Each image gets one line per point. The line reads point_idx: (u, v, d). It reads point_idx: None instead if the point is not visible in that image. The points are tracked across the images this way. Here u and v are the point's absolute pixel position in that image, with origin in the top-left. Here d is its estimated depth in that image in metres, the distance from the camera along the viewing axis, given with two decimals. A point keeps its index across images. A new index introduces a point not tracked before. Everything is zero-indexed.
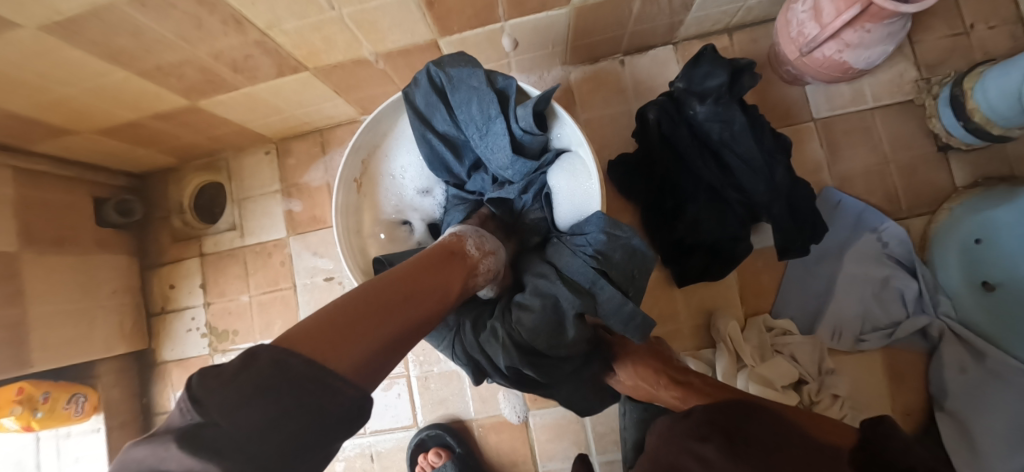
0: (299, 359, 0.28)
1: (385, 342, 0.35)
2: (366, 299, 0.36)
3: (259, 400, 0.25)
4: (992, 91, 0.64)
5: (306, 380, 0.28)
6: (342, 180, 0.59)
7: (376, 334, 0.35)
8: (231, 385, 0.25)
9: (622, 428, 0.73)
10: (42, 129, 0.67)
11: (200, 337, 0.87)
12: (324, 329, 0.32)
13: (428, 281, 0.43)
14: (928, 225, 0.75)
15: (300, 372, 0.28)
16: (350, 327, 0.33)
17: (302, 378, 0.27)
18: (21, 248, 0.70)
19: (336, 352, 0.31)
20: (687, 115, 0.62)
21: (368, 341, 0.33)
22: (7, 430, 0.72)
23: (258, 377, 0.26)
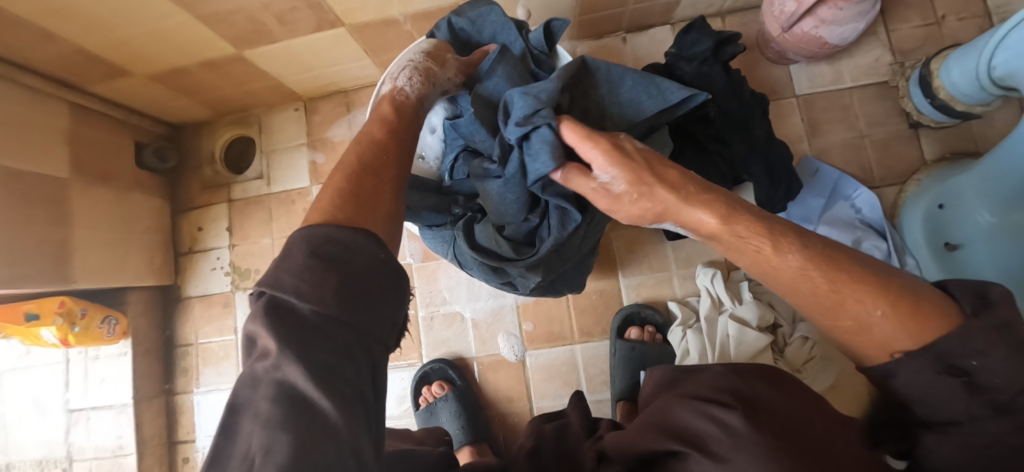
0: (332, 242, 0.34)
1: (372, 195, 0.41)
2: (343, 165, 0.43)
3: (327, 290, 0.31)
4: (955, 70, 0.72)
5: (343, 261, 0.34)
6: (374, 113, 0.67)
7: (358, 182, 0.41)
8: (298, 277, 0.32)
9: (612, 368, 0.79)
10: (101, 69, 0.75)
11: (223, 276, 0.94)
12: (322, 213, 0.38)
13: (397, 132, 0.49)
14: (899, 193, 0.81)
15: (335, 256, 0.34)
16: (342, 199, 0.39)
17: (344, 263, 0.33)
18: (71, 176, 0.78)
19: (342, 220, 0.37)
20: (675, 75, 0.69)
21: (358, 203, 0.39)
22: (46, 342, 0.78)
23: (311, 268, 0.32)
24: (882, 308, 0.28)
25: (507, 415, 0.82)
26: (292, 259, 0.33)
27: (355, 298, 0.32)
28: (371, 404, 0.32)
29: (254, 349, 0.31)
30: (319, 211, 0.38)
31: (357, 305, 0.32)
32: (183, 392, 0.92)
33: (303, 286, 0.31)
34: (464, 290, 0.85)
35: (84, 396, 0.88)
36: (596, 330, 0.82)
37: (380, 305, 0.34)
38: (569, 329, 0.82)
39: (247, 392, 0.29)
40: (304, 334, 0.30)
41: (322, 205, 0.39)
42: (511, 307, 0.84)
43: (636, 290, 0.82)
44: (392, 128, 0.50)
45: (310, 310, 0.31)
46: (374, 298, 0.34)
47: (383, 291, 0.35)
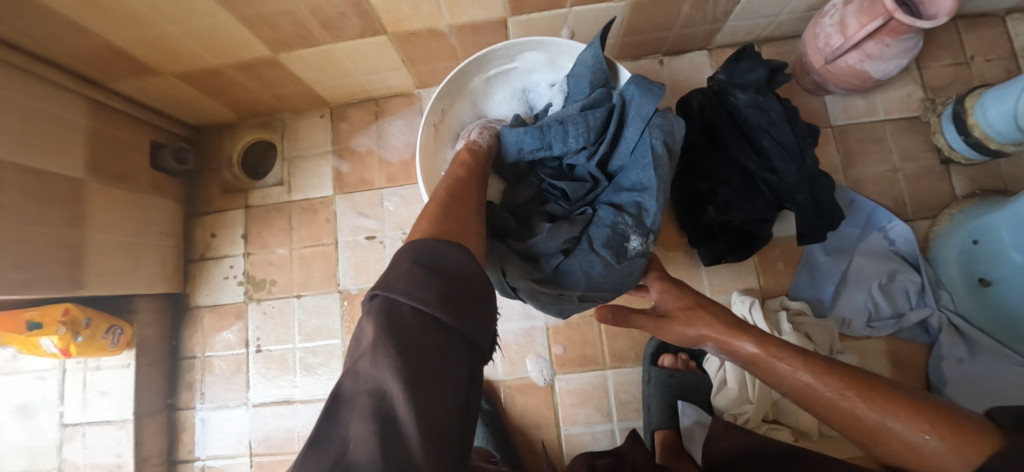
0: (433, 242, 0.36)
1: (464, 216, 0.45)
2: (431, 197, 0.48)
3: (432, 293, 0.32)
4: (990, 110, 0.73)
5: (450, 270, 0.34)
6: (426, 122, 0.64)
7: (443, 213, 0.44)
8: (406, 282, 0.32)
9: (648, 398, 0.76)
10: (129, 65, 0.72)
11: (237, 285, 0.89)
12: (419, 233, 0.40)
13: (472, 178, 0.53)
14: (932, 227, 0.82)
15: (438, 264, 0.34)
16: (432, 221, 0.41)
17: (450, 272, 0.34)
18: (88, 177, 0.73)
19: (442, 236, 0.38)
20: (728, 103, 0.69)
21: (459, 222, 0.42)
22: (46, 352, 0.73)
23: (419, 273, 0.33)
24: (924, 428, 0.35)
25: (535, 441, 0.79)
26: (400, 265, 0.33)
27: (462, 309, 0.33)
28: (471, 416, 0.32)
29: (356, 349, 0.30)
30: (420, 234, 0.39)
31: (461, 319, 0.33)
32: (187, 407, 0.87)
33: (409, 290, 0.31)
34: None
35: (81, 409, 0.82)
36: (629, 355, 0.79)
37: (477, 324, 0.34)
38: (602, 353, 0.80)
39: (350, 387, 0.29)
40: (414, 345, 0.29)
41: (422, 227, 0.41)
42: (541, 329, 0.81)
43: None
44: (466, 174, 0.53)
45: (414, 319, 0.31)
46: (480, 310, 0.35)
47: (484, 302, 0.36)
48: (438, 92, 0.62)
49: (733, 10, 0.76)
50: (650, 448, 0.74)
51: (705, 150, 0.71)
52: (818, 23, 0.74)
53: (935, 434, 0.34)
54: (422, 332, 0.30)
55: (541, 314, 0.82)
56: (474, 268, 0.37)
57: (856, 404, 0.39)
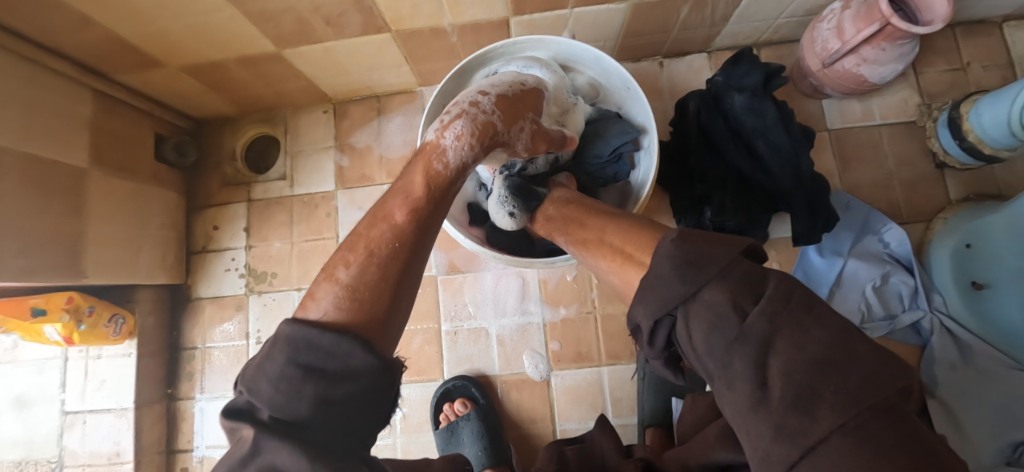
0: (318, 333, 0.33)
1: (389, 280, 0.38)
2: (359, 240, 0.40)
3: (306, 403, 0.30)
4: (984, 115, 0.74)
5: (330, 368, 0.31)
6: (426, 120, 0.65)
7: (362, 272, 0.37)
8: (275, 387, 0.31)
9: (641, 393, 0.77)
10: (134, 57, 0.73)
11: (237, 277, 0.90)
12: (316, 304, 0.36)
13: (427, 222, 0.43)
14: (927, 230, 0.83)
15: (319, 362, 0.32)
16: (339, 289, 0.36)
17: (331, 372, 0.31)
18: (90, 167, 0.74)
19: (337, 320, 0.34)
20: (724, 106, 0.71)
21: (374, 295, 0.37)
22: (48, 339, 0.74)
23: (290, 378, 0.31)
24: (636, 257, 0.40)
25: (530, 436, 0.80)
26: (272, 362, 0.31)
27: (344, 409, 0.31)
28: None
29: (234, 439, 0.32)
30: (316, 304, 0.36)
31: (341, 420, 0.31)
32: (186, 397, 0.88)
33: (277, 397, 0.31)
34: (491, 305, 0.83)
35: (82, 398, 0.83)
36: (624, 353, 0.80)
37: (370, 412, 0.33)
38: (597, 350, 0.81)
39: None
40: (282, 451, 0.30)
41: (324, 291, 0.36)
42: (538, 325, 0.82)
43: None
44: (418, 207, 0.43)
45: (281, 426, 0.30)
46: (371, 410, 0.33)
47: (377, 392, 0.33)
48: (439, 90, 0.63)
49: (732, 14, 0.77)
50: (641, 445, 0.75)
51: (701, 152, 0.73)
52: (816, 27, 0.75)
53: (632, 270, 0.40)
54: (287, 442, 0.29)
55: (538, 310, 0.83)
56: (369, 367, 0.32)
57: (626, 276, 0.41)
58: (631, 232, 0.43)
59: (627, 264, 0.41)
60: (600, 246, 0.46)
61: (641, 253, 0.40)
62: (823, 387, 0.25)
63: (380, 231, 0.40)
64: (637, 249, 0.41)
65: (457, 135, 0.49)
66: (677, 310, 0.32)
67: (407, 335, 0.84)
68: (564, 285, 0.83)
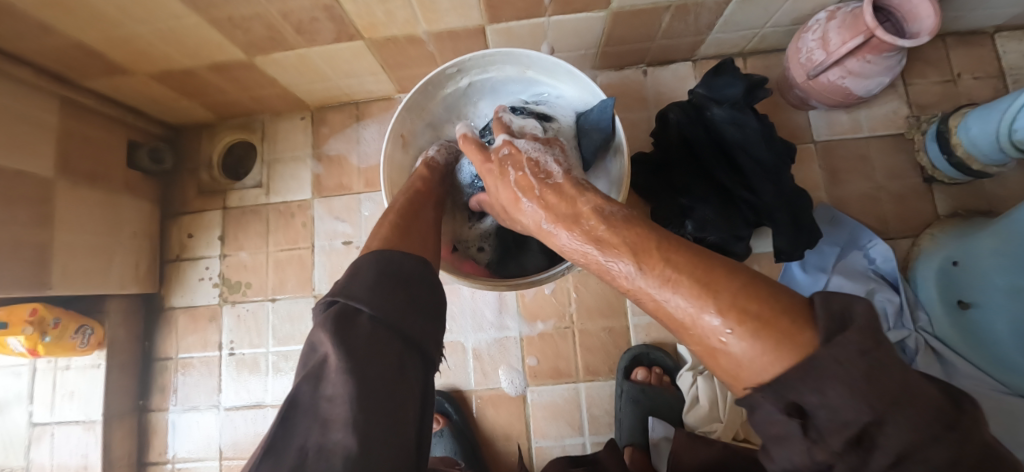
0: (402, 258, 0.44)
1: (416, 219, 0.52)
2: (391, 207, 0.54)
3: (391, 302, 0.40)
4: (973, 129, 0.72)
5: (409, 281, 0.43)
6: (403, 117, 0.64)
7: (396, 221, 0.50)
8: (369, 294, 0.40)
9: (619, 412, 0.75)
10: (100, 64, 0.71)
11: (212, 287, 0.89)
12: (375, 243, 0.47)
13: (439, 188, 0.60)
14: (914, 246, 0.81)
15: (398, 279, 0.43)
16: (392, 232, 0.48)
17: (408, 285, 0.43)
18: (57, 176, 0.72)
19: (391, 245, 0.46)
20: (705, 117, 0.69)
21: (404, 235, 0.48)
22: (12, 351, 0.72)
23: (379, 283, 0.41)
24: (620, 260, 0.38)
25: (505, 452, 0.78)
26: (364, 278, 0.42)
27: (411, 314, 0.41)
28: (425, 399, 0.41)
29: (318, 345, 0.38)
30: (375, 242, 0.47)
31: (409, 322, 0.41)
32: (158, 409, 0.87)
33: (369, 296, 0.40)
34: (467, 318, 0.82)
35: (50, 409, 0.81)
36: (602, 369, 0.78)
37: (427, 326, 0.43)
38: (575, 366, 0.79)
39: (312, 381, 0.37)
40: (371, 336, 0.38)
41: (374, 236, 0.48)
42: (515, 339, 0.81)
43: (645, 330, 0.79)
44: (427, 180, 0.60)
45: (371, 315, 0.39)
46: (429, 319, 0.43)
47: (432, 308, 0.44)
48: (404, 101, 0.59)
49: (715, 23, 0.75)
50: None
51: (683, 164, 0.71)
52: (801, 37, 0.73)
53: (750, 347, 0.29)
54: (380, 332, 0.39)
55: (515, 325, 0.81)
56: (427, 282, 0.45)
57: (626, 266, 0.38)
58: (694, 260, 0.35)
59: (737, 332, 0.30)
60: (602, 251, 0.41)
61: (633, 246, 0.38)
62: (830, 441, 0.26)
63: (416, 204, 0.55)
64: (761, 315, 0.29)
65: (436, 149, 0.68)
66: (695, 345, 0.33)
67: None
68: (542, 298, 0.81)
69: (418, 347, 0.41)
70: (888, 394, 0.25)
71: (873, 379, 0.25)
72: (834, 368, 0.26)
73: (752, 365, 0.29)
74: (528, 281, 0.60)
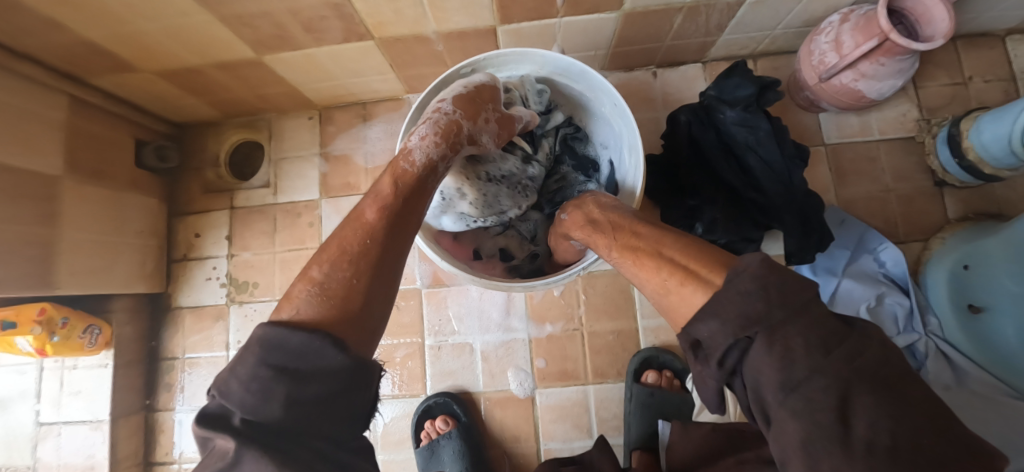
0: (295, 336, 0.33)
1: (363, 282, 0.37)
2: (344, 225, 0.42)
3: (275, 402, 0.31)
4: (986, 133, 0.71)
5: (304, 365, 0.32)
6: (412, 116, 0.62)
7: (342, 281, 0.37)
8: (244, 387, 0.31)
9: (628, 415, 0.75)
10: (109, 61, 0.70)
11: (219, 287, 0.88)
12: (291, 305, 0.36)
13: (403, 211, 0.44)
14: (924, 249, 0.81)
15: (288, 363, 0.32)
16: (313, 286, 0.36)
17: (300, 371, 0.32)
18: (65, 173, 0.72)
19: (313, 320, 0.35)
20: (715, 119, 0.69)
21: (346, 297, 0.36)
22: (19, 350, 0.72)
23: (259, 377, 0.31)
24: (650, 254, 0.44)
25: (512, 455, 0.78)
26: (243, 365, 0.32)
27: (309, 405, 0.31)
28: None
29: (212, 441, 0.32)
30: (291, 306, 0.36)
31: (302, 419, 0.31)
32: (165, 409, 0.86)
33: (247, 396, 0.31)
34: (475, 319, 0.81)
35: (57, 409, 0.81)
36: (610, 371, 0.78)
37: (338, 410, 0.33)
38: (583, 368, 0.79)
39: None
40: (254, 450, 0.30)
41: (298, 291, 0.37)
42: (523, 341, 0.80)
43: (654, 332, 0.79)
44: (389, 205, 0.43)
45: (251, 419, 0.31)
46: (333, 410, 0.32)
47: (341, 396, 0.33)
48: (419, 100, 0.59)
49: (726, 24, 0.75)
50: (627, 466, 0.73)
51: (692, 163, 0.70)
52: (813, 39, 0.73)
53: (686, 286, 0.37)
54: (263, 440, 0.30)
55: (523, 326, 0.81)
56: (337, 366, 0.33)
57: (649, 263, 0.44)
58: (687, 250, 0.40)
59: (669, 283, 0.39)
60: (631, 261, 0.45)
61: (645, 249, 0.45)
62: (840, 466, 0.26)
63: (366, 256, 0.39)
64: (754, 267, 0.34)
65: (426, 139, 0.49)
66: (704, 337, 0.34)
67: (390, 349, 0.82)
68: (550, 300, 0.81)
69: (328, 433, 0.32)
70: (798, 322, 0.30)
71: (815, 334, 0.29)
72: (722, 301, 0.33)
73: (757, 374, 0.31)
74: (545, 281, 0.59)
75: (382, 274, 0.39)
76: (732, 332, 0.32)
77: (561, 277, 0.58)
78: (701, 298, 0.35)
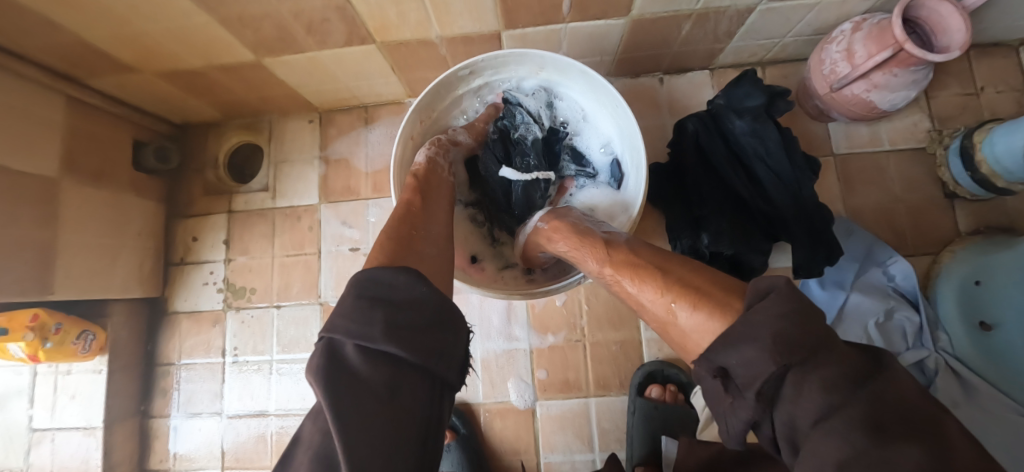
0: (382, 281, 0.39)
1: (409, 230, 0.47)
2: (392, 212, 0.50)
3: (378, 328, 0.35)
4: (999, 146, 0.70)
5: (397, 304, 0.37)
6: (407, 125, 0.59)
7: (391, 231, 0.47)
8: (348, 320, 0.36)
9: (631, 428, 0.74)
10: (106, 62, 0.69)
11: (216, 292, 0.87)
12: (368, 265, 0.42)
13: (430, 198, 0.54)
14: (933, 263, 0.79)
15: (383, 298, 0.37)
16: (385, 248, 0.43)
17: (396, 303, 0.37)
18: (61, 175, 0.71)
19: (389, 265, 0.41)
20: (725, 128, 0.68)
21: (405, 253, 0.43)
22: (12, 356, 0.71)
23: (361, 311, 0.36)
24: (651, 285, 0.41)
25: (512, 468, 0.76)
26: (343, 303, 0.37)
27: (411, 340, 0.35)
28: (432, 429, 0.36)
29: (313, 382, 0.36)
30: (369, 262, 0.42)
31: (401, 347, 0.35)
32: (160, 415, 0.85)
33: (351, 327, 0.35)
34: (476, 328, 0.80)
35: (50, 414, 0.80)
36: (613, 383, 0.77)
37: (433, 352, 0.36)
38: (585, 380, 0.77)
39: (310, 424, 0.35)
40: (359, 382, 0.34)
41: (372, 254, 0.43)
42: (524, 351, 0.79)
43: (658, 344, 0.77)
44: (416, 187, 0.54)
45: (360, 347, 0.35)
46: (423, 341, 0.36)
47: (433, 328, 0.37)
48: (418, 101, 0.55)
49: (735, 31, 0.74)
50: None
51: (701, 172, 0.69)
52: (824, 48, 0.72)
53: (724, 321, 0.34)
54: (368, 370, 0.34)
55: (524, 336, 0.79)
56: (429, 302, 0.38)
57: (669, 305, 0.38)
58: (694, 273, 0.40)
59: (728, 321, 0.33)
60: (637, 281, 0.43)
61: (676, 289, 0.39)
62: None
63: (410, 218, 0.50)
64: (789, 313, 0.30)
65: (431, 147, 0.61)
66: (736, 366, 0.30)
67: None
68: (552, 309, 0.79)
69: (426, 370, 0.36)
70: (827, 341, 0.29)
71: (787, 334, 0.29)
72: (753, 326, 0.30)
73: (795, 406, 0.27)
74: (547, 288, 0.58)
75: (433, 244, 0.47)
76: (772, 359, 0.28)
77: (564, 284, 0.57)
78: (724, 326, 0.33)
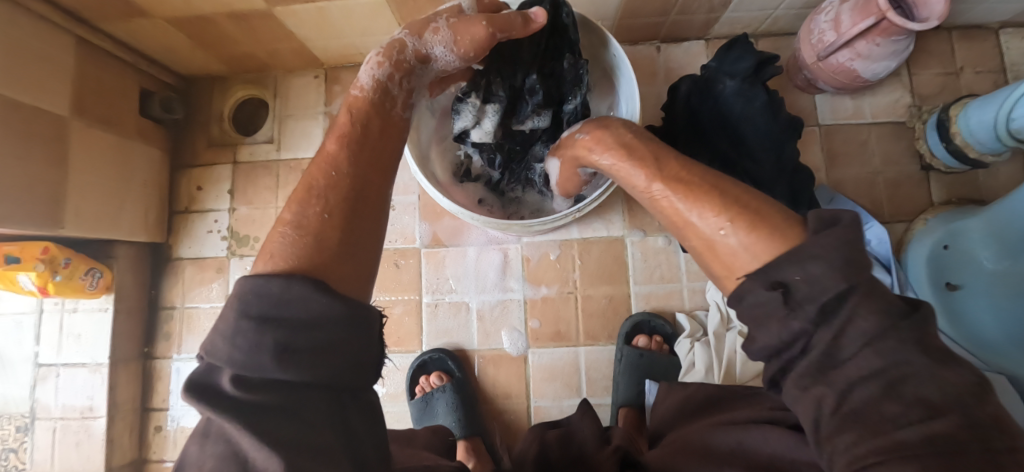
0: (276, 283, 0.27)
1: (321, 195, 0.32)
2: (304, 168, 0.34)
3: (269, 354, 0.25)
4: (972, 118, 0.74)
5: (297, 318, 0.26)
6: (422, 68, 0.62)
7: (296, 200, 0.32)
8: (231, 343, 0.26)
9: (617, 375, 0.78)
10: (119, 6, 0.70)
11: (220, 240, 0.89)
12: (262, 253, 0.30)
13: (362, 143, 0.36)
14: (907, 230, 0.84)
15: (275, 310, 0.26)
16: (292, 233, 0.30)
17: (293, 320, 0.26)
18: (71, 115, 0.72)
19: (292, 269, 0.29)
20: (715, 90, 0.71)
21: (323, 237, 0.30)
22: (22, 288, 0.73)
23: (245, 331, 0.26)
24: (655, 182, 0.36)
25: (504, 411, 0.80)
26: (225, 319, 0.27)
27: (319, 361, 0.26)
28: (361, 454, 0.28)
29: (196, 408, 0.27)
30: (268, 256, 0.30)
31: (301, 384, 0.26)
32: (163, 357, 0.88)
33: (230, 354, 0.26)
34: (472, 280, 0.83)
35: (56, 351, 0.82)
36: (601, 334, 0.81)
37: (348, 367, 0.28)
38: (575, 330, 0.81)
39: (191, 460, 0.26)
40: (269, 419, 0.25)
41: (273, 243, 0.30)
42: (518, 302, 0.82)
43: (646, 298, 0.81)
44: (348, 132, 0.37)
45: (250, 380, 0.26)
46: (337, 358, 0.27)
47: (350, 341, 0.28)
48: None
49: (730, 1, 0.77)
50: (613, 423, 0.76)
51: (688, 137, 0.72)
52: (813, 19, 0.75)
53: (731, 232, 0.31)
54: (263, 397, 0.25)
55: (519, 288, 0.83)
56: (334, 316, 0.27)
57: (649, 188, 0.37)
58: (696, 171, 0.36)
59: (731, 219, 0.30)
60: (645, 172, 0.38)
61: (679, 185, 0.34)
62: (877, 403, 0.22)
63: (328, 174, 0.33)
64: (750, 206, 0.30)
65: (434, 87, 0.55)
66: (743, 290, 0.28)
67: (387, 305, 0.84)
68: (546, 263, 0.83)
69: (338, 386, 0.27)
70: (774, 251, 0.27)
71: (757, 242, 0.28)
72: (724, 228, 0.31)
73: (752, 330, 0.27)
74: (541, 221, 0.63)
75: (376, 212, 0.34)
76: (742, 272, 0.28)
77: (557, 216, 0.62)
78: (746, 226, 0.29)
